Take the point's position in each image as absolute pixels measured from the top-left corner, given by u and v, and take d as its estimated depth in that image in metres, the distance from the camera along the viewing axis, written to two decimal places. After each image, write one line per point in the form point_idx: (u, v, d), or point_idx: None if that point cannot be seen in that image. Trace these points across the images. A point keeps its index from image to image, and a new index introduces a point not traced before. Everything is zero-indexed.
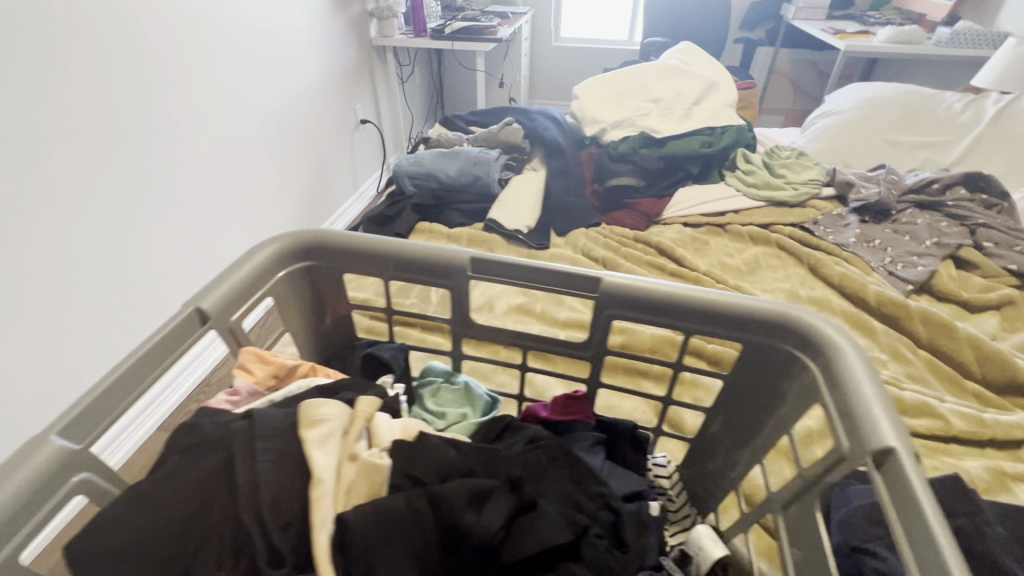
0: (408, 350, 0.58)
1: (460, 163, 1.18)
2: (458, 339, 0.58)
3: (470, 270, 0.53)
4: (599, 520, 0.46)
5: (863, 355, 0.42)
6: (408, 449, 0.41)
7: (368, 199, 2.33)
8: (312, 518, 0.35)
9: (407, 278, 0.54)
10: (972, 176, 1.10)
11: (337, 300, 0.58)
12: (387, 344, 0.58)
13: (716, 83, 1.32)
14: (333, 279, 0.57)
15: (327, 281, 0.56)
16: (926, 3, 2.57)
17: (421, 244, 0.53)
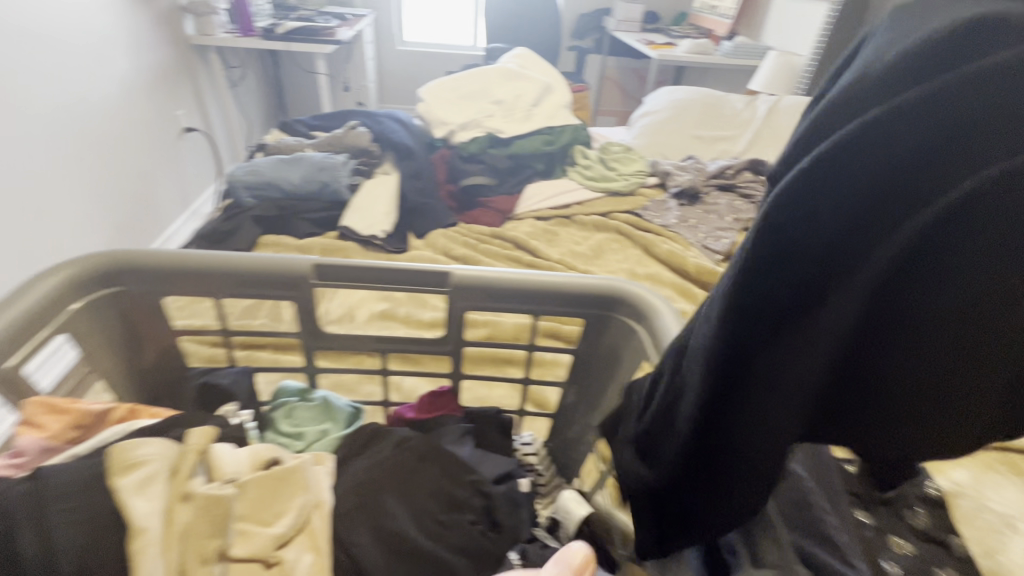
0: (255, 372, 0.54)
1: (304, 170, 1.10)
2: (310, 352, 0.55)
3: (315, 280, 0.50)
4: (472, 507, 0.48)
5: (677, 317, 0.49)
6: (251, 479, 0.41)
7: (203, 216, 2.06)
8: None
9: (243, 293, 0.50)
10: (752, 162, 1.35)
11: (156, 329, 0.51)
12: (227, 369, 0.53)
13: (551, 86, 1.43)
14: (152, 308, 0.50)
15: (140, 307, 0.49)
16: (712, 20, 3.06)
17: (254, 255, 0.49)
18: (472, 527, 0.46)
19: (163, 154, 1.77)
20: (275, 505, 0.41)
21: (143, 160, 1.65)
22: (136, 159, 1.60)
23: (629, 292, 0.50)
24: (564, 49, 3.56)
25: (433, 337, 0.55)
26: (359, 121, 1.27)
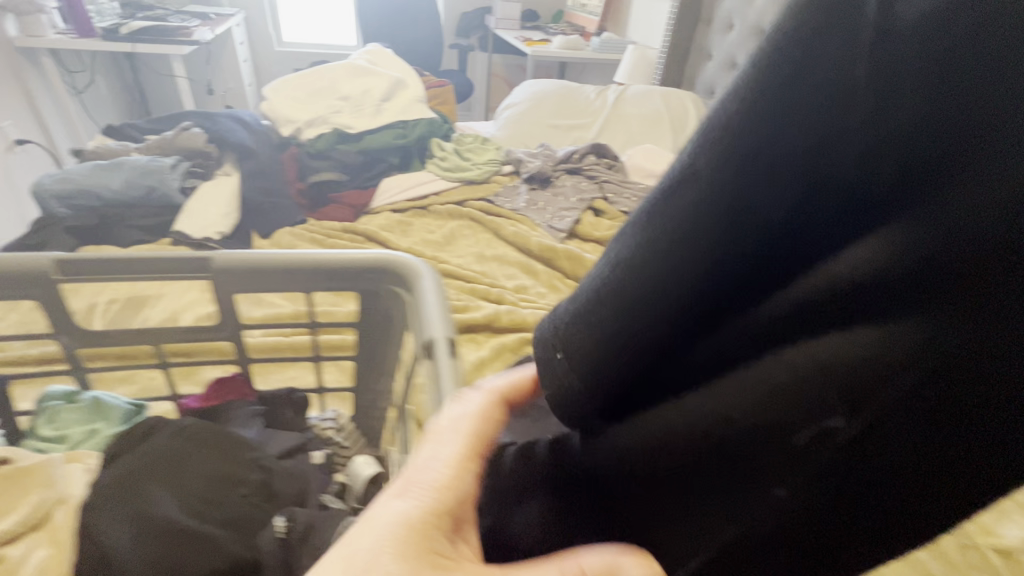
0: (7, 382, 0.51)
1: (125, 175, 1.03)
2: (75, 352, 0.53)
3: (61, 276, 0.49)
4: (248, 483, 0.49)
5: (437, 281, 0.52)
6: None
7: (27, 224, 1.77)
8: None
9: None
10: (596, 146, 1.46)
11: None
12: None
13: (404, 80, 1.45)
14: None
15: None
16: (584, 18, 3.23)
17: None
18: (244, 500, 0.48)
19: None
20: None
21: None
22: None
23: (396, 263, 0.54)
24: (449, 47, 3.58)
25: (210, 325, 0.55)
26: (195, 122, 1.21)
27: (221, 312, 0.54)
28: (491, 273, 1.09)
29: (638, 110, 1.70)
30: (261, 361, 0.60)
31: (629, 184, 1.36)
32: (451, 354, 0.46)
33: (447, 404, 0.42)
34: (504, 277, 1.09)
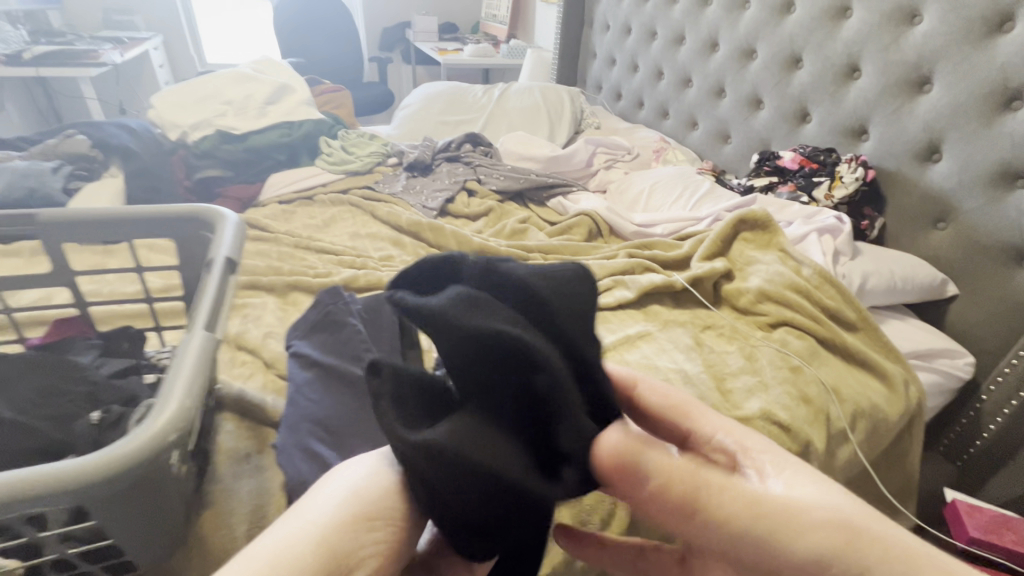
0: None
1: (6, 178, 1.08)
2: None
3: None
4: (77, 392, 0.60)
5: (240, 225, 0.66)
6: None
7: None
8: None
9: None
10: (472, 136, 1.62)
11: None
12: None
13: (290, 86, 1.58)
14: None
15: None
16: (495, 28, 3.42)
17: None
18: (70, 401, 0.58)
19: None
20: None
21: None
22: None
23: (205, 214, 0.66)
24: (369, 60, 3.69)
25: (46, 274, 0.67)
26: (78, 130, 1.29)
27: (53, 260, 0.66)
28: (362, 247, 1.22)
29: (518, 104, 1.87)
30: (100, 305, 0.71)
31: (499, 166, 1.52)
32: (227, 271, 0.58)
33: (206, 299, 0.54)
34: (375, 250, 1.21)
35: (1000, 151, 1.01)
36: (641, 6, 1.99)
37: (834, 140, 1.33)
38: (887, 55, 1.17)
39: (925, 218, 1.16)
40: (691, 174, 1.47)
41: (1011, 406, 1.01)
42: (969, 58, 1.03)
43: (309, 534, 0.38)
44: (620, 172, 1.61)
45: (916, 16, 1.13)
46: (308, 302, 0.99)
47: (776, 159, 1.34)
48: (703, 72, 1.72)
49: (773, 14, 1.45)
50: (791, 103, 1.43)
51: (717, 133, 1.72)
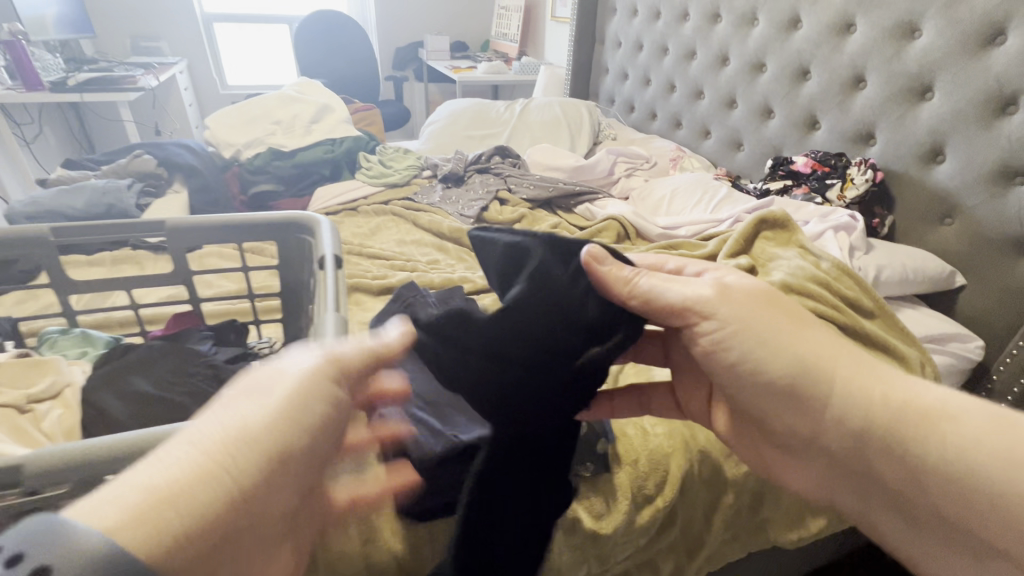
0: (17, 322, 0.73)
1: (87, 197, 1.18)
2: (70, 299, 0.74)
3: (55, 238, 0.72)
4: (202, 374, 0.69)
5: (336, 229, 0.75)
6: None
7: None
8: None
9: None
10: (500, 149, 1.72)
11: None
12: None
13: (330, 105, 1.70)
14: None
15: None
16: (506, 46, 3.56)
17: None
18: (200, 381, 0.68)
19: None
20: (26, 382, 0.62)
21: None
22: None
23: (304, 220, 0.76)
24: (384, 79, 3.83)
25: (166, 274, 0.76)
26: (145, 151, 1.40)
27: (174, 262, 0.76)
28: (409, 253, 1.31)
29: (539, 118, 1.99)
30: (207, 302, 0.80)
31: (528, 176, 1.62)
32: (336, 267, 0.68)
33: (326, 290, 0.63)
34: (421, 255, 1.31)
35: (998, 152, 1.10)
36: (652, 25, 2.10)
37: (843, 145, 1.43)
38: (890, 66, 1.28)
39: (931, 215, 1.25)
40: (709, 180, 1.57)
41: (1021, 385, 1.08)
42: (966, 68, 1.14)
43: (190, 465, 0.32)
44: (640, 179, 1.71)
45: (915, 31, 1.24)
46: (370, 302, 1.09)
47: (789, 164, 1.44)
48: (715, 84, 1.82)
49: (781, 30, 1.56)
50: (801, 112, 1.53)
51: (730, 142, 1.82)
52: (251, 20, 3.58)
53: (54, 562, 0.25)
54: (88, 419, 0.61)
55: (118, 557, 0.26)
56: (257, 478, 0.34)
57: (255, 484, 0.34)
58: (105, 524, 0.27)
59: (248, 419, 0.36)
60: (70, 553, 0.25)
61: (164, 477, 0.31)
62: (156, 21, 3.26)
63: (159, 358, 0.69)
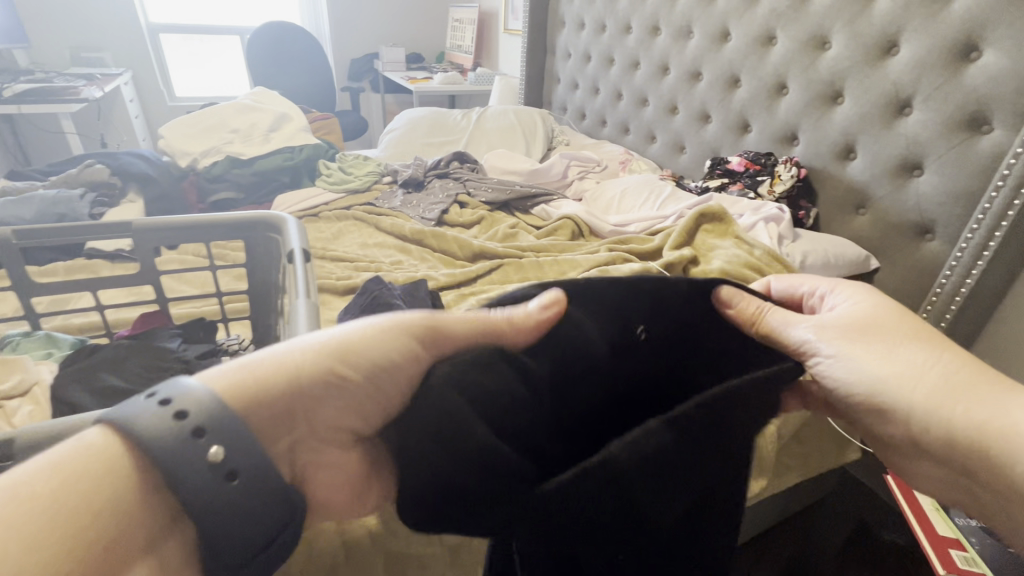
0: None
1: (37, 207, 1.16)
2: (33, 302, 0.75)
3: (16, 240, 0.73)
4: (174, 369, 0.71)
5: (302, 226, 0.79)
6: None
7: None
8: None
9: None
10: (459, 154, 1.79)
11: None
12: None
13: (288, 115, 1.73)
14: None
15: None
16: (461, 57, 3.64)
17: None
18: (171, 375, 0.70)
19: None
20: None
21: None
22: None
23: (272, 219, 0.79)
24: (340, 90, 3.83)
25: (131, 275, 0.79)
26: (96, 160, 1.38)
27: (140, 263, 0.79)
28: (373, 255, 1.35)
29: (495, 125, 2.06)
30: (173, 301, 0.82)
31: (487, 180, 1.69)
32: (305, 261, 0.72)
33: (295, 281, 0.67)
34: (385, 257, 1.34)
35: (899, 148, 1.25)
36: (598, 37, 2.23)
37: (771, 145, 1.57)
38: (807, 74, 1.42)
39: (849, 206, 1.39)
40: (655, 180, 1.68)
41: None
42: (868, 75, 1.29)
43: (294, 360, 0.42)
44: (592, 181, 1.80)
45: (826, 43, 1.39)
46: (335, 301, 1.12)
47: (726, 164, 1.57)
48: (658, 92, 1.95)
49: (713, 42, 1.70)
50: (734, 116, 1.67)
51: (674, 145, 1.95)
52: (199, 31, 3.51)
53: (204, 423, 0.34)
54: (59, 413, 0.63)
55: (212, 416, 0.35)
56: (316, 390, 0.42)
57: (314, 390, 0.42)
58: (215, 391, 0.37)
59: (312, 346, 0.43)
60: (208, 411, 0.35)
61: (250, 378, 0.39)
62: (98, 31, 3.15)
63: (129, 355, 0.71)
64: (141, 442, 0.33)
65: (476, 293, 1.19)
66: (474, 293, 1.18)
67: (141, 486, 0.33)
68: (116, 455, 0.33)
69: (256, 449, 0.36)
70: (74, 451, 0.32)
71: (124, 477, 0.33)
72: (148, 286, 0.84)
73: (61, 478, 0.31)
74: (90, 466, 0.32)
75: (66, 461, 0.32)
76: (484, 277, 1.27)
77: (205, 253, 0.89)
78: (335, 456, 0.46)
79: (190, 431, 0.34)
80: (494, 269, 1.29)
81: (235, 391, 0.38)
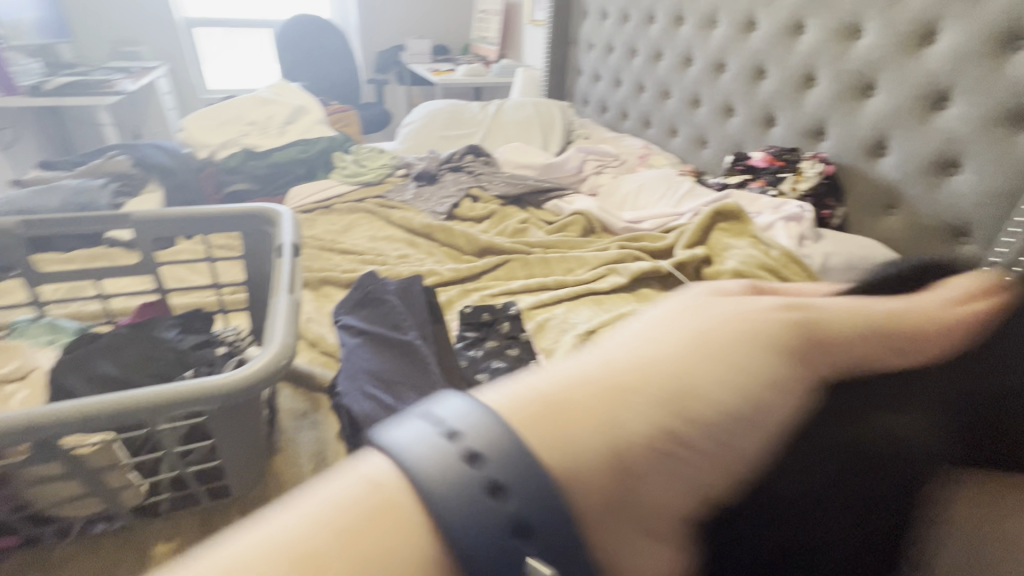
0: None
1: (61, 196, 1.20)
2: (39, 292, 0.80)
3: (22, 230, 0.78)
4: (168, 357, 0.72)
5: (297, 219, 0.79)
6: None
7: None
8: None
9: None
10: (473, 148, 1.77)
11: None
12: None
13: (305, 107, 1.75)
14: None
15: None
16: (485, 49, 3.60)
17: None
18: (167, 364, 0.71)
19: None
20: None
21: None
22: None
23: (267, 213, 0.80)
24: (366, 82, 3.85)
25: (134, 266, 0.82)
26: (119, 152, 1.43)
27: (142, 253, 0.82)
28: (381, 248, 1.35)
29: (512, 118, 2.04)
30: (174, 292, 0.84)
31: (499, 174, 1.67)
32: (295, 255, 0.72)
33: (284, 274, 0.67)
34: (392, 250, 1.35)
35: (934, 144, 1.17)
36: (621, 27, 2.17)
37: (797, 140, 1.49)
38: (838, 65, 1.34)
39: (877, 206, 1.32)
40: (673, 175, 1.62)
41: None
42: (902, 66, 1.20)
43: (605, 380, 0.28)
44: (609, 176, 1.76)
45: (859, 32, 1.30)
46: (338, 294, 1.12)
47: (747, 160, 1.51)
48: (681, 84, 1.89)
49: (739, 31, 1.63)
50: (759, 109, 1.60)
51: (696, 139, 1.88)
52: (231, 24, 3.59)
53: (506, 479, 0.22)
54: (54, 398, 0.65)
55: (518, 469, 0.23)
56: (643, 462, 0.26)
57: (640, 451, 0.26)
58: (502, 413, 0.25)
59: (643, 362, 0.29)
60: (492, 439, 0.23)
61: (560, 399, 0.27)
62: (135, 26, 3.26)
63: (128, 342, 0.73)
64: (422, 489, 0.22)
65: (479, 289, 1.18)
66: (478, 290, 1.17)
67: (429, 552, 0.21)
68: (410, 505, 0.22)
69: (564, 512, 0.23)
70: (360, 490, 0.22)
71: (400, 530, 0.21)
72: (150, 275, 0.86)
73: (338, 534, 0.21)
74: (373, 522, 0.21)
75: (343, 499, 0.22)
76: (490, 272, 1.26)
77: (207, 245, 0.90)
78: (667, 566, 0.26)
79: (484, 483, 0.22)
80: (500, 265, 1.27)
81: (536, 415, 0.25)
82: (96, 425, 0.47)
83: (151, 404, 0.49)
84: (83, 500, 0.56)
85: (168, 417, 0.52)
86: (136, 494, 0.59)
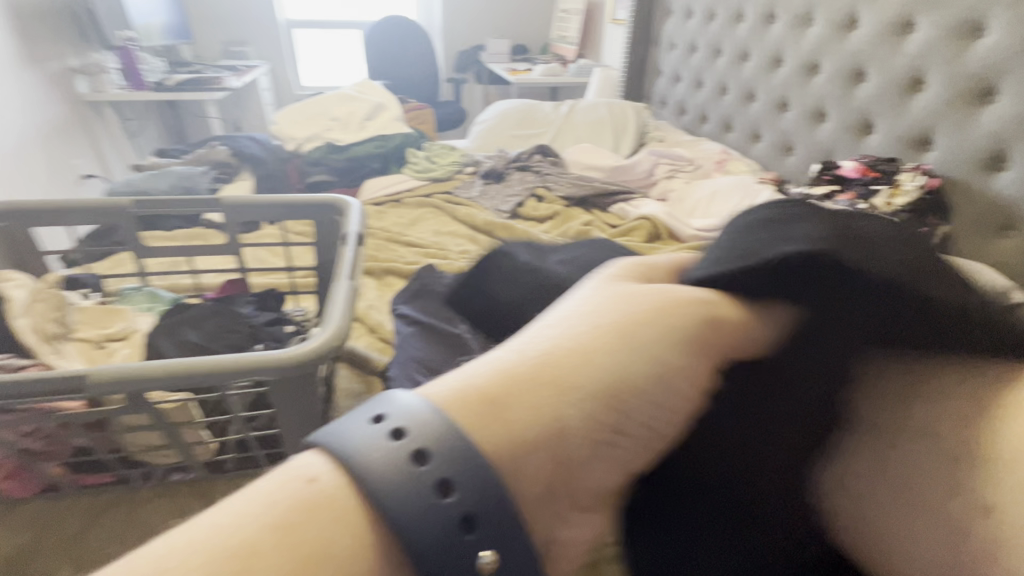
0: (103, 279, 0.88)
1: (170, 180, 1.35)
2: (144, 262, 0.90)
3: (134, 208, 0.87)
4: (244, 331, 0.79)
5: (363, 210, 0.83)
6: (86, 313, 0.75)
7: (43, 191, 2.16)
8: (15, 313, 0.65)
9: (90, 218, 0.85)
10: (541, 148, 1.77)
11: (31, 247, 0.88)
12: (87, 276, 0.87)
13: (384, 105, 1.85)
14: (27, 238, 0.89)
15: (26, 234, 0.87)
16: (565, 49, 3.58)
17: (89, 200, 0.85)
18: (242, 336, 0.78)
19: (59, 188, 2.27)
20: (102, 325, 0.75)
21: (25, 192, 2.04)
22: (35, 193, 2.10)
23: (338, 202, 0.85)
24: (445, 81, 3.96)
25: (221, 246, 0.90)
26: (221, 142, 1.57)
27: (228, 235, 0.90)
28: (444, 243, 1.39)
29: (583, 118, 2.02)
30: (252, 272, 0.92)
31: (566, 174, 1.66)
32: (359, 244, 0.76)
33: (346, 259, 0.71)
34: (454, 246, 1.38)
35: None
36: (707, 26, 2.07)
37: (897, 150, 1.35)
38: (952, 67, 1.21)
39: (988, 227, 1.18)
40: (751, 183, 1.53)
41: None
42: None
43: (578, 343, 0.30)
44: (681, 181, 1.69)
45: (981, 30, 1.16)
46: (400, 284, 1.17)
47: (836, 169, 1.39)
48: (767, 86, 1.77)
49: (837, 30, 1.50)
50: (855, 115, 1.47)
51: (781, 145, 1.76)
52: (327, 26, 3.84)
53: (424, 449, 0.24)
54: (147, 357, 0.73)
55: (467, 470, 0.24)
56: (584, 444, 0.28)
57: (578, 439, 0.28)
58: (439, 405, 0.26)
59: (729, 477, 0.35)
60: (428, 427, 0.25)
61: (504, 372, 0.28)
62: (244, 27, 3.57)
63: (213, 314, 0.80)
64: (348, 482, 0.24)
65: None
66: None
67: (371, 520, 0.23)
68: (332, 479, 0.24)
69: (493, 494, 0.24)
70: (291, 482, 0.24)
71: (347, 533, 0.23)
72: (234, 255, 0.94)
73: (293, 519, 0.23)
74: (310, 515, 0.23)
75: (276, 495, 0.24)
76: None
77: (284, 230, 0.97)
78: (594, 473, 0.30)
79: (430, 481, 0.23)
80: None
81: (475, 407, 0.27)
82: (173, 384, 0.52)
83: (219, 368, 0.53)
84: (163, 450, 0.63)
85: (235, 382, 0.57)
86: (207, 451, 0.65)
